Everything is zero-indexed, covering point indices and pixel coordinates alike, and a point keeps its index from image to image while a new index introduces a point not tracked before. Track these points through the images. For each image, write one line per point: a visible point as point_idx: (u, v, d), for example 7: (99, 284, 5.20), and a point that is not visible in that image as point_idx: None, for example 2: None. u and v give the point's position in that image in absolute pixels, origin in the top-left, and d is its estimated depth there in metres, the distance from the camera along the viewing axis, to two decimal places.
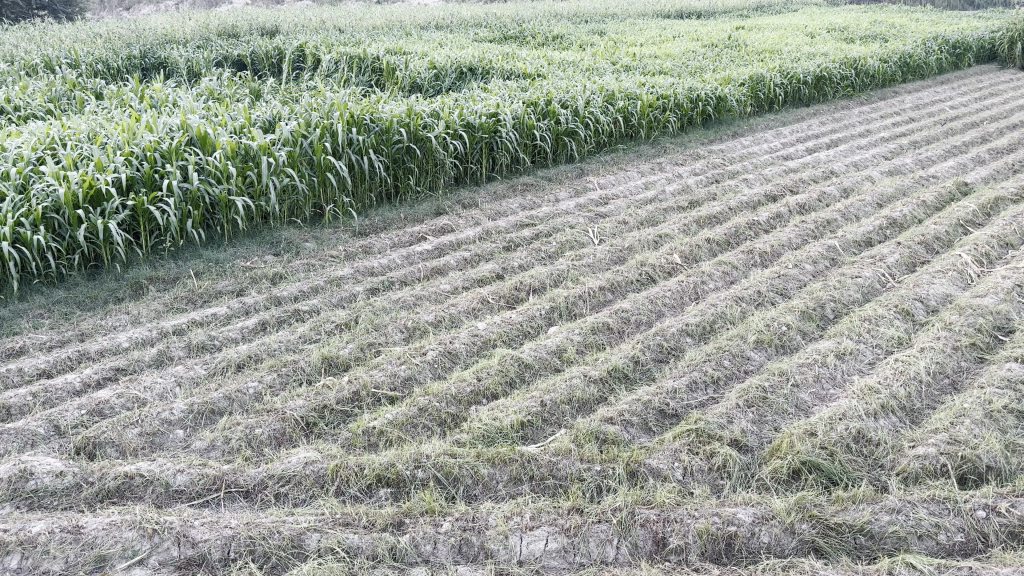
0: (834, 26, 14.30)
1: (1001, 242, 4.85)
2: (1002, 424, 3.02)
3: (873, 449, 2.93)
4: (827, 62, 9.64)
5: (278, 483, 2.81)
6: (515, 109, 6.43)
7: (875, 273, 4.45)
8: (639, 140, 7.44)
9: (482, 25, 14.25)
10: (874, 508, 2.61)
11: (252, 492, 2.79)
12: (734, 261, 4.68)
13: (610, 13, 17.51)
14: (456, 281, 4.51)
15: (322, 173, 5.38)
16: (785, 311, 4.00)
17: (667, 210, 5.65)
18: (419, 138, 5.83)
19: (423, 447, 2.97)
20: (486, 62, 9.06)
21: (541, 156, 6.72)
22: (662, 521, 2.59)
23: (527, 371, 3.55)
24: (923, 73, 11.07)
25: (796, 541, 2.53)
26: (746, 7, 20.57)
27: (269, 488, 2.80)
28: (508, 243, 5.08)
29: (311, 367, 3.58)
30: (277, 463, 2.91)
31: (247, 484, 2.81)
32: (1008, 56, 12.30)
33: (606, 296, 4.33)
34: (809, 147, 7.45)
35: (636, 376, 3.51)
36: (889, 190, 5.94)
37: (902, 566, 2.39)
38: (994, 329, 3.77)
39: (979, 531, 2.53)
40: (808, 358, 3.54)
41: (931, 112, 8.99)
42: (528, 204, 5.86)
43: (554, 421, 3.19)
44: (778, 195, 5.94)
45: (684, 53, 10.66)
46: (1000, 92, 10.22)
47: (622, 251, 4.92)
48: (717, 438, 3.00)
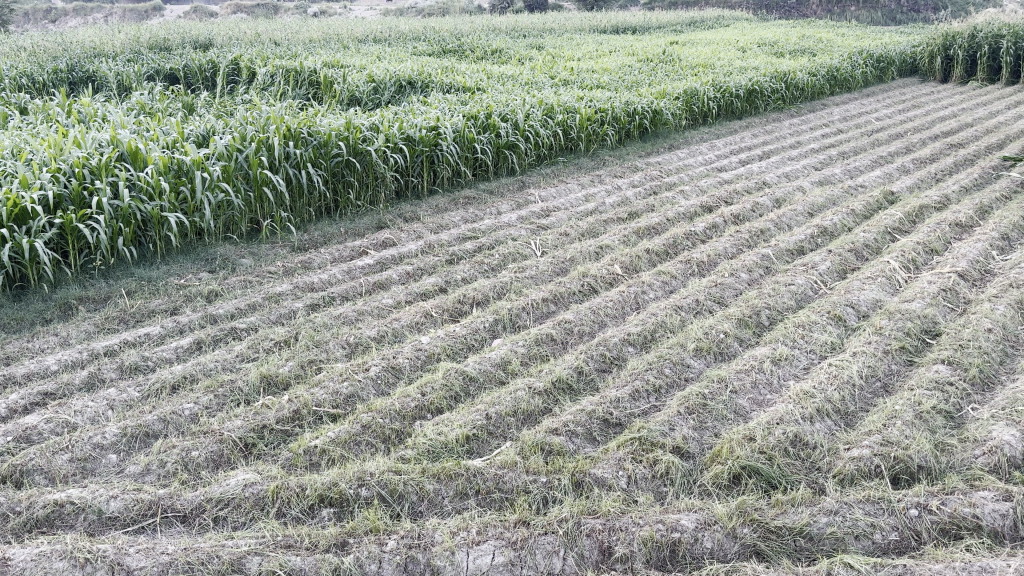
0: (766, 41, 14.70)
1: (927, 248, 5.01)
2: (931, 424, 3.11)
3: (810, 451, 2.99)
4: (759, 76, 9.89)
5: (216, 507, 2.72)
6: (455, 122, 6.42)
7: (808, 281, 4.55)
8: (579, 152, 7.50)
9: (420, 39, 14.22)
10: (813, 510, 2.65)
11: (189, 516, 2.69)
12: (673, 271, 4.74)
13: (547, 28, 17.70)
14: (399, 295, 4.46)
15: (259, 188, 5.27)
16: (723, 318, 4.06)
17: (607, 222, 5.70)
18: (358, 151, 5.77)
19: (366, 465, 2.91)
20: (424, 76, 9.05)
21: (483, 169, 6.72)
22: (608, 530, 2.59)
23: (471, 384, 3.52)
24: (850, 86, 11.45)
25: (738, 545, 2.55)
26: (679, 22, 20.99)
27: (207, 511, 2.70)
28: (450, 257, 5.04)
29: (249, 386, 3.49)
30: (215, 485, 2.81)
31: (184, 508, 2.71)
32: (928, 70, 12.82)
33: (549, 307, 4.33)
34: (742, 158, 7.61)
35: (579, 386, 3.52)
36: (819, 200, 6.10)
37: (840, 566, 2.42)
38: (921, 333, 3.89)
39: (912, 529, 2.58)
40: (745, 365, 3.60)
41: (858, 124, 9.30)
42: (469, 216, 5.84)
43: (499, 434, 3.17)
44: (713, 206, 6.05)
45: (620, 68, 10.81)
46: (922, 104, 10.63)
47: (564, 262, 4.94)
48: (660, 445, 3.02)
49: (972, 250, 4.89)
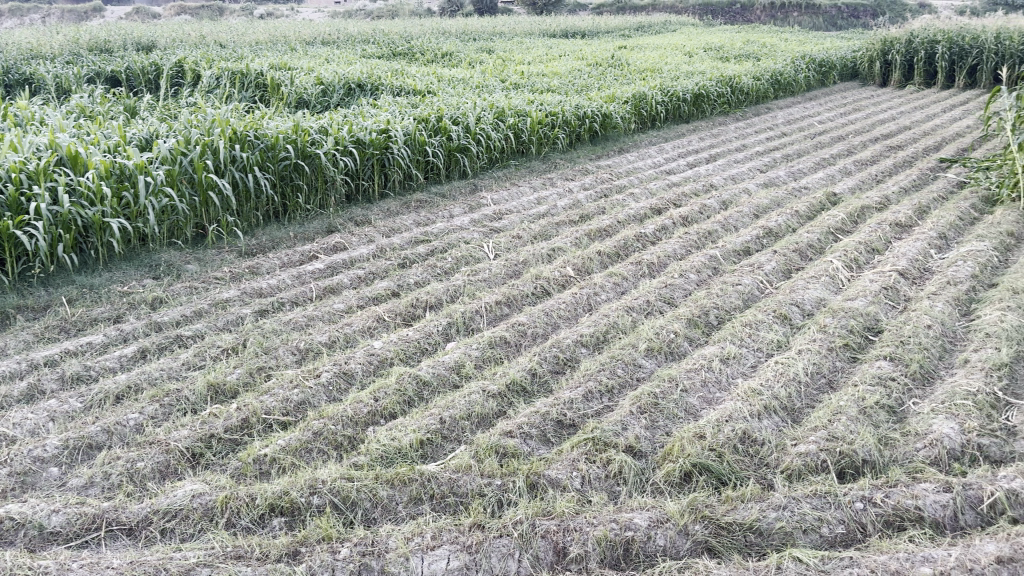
0: (711, 46, 14.93)
1: (868, 248, 5.14)
2: (874, 419, 3.18)
3: (758, 448, 3.04)
4: (705, 80, 10.03)
5: (163, 518, 2.65)
6: (406, 125, 6.37)
7: (754, 281, 4.63)
8: (531, 155, 7.51)
9: (369, 42, 14.09)
10: (762, 506, 2.69)
11: (135, 528, 2.62)
12: (624, 273, 4.78)
13: (497, 31, 17.73)
14: (350, 300, 4.41)
15: (204, 192, 5.14)
16: (673, 318, 4.11)
17: (559, 225, 5.72)
18: (306, 154, 5.69)
19: (318, 472, 2.86)
20: (374, 79, 8.97)
21: (435, 172, 6.68)
22: (562, 531, 2.59)
23: (425, 389, 3.49)
24: (793, 91, 11.71)
25: (689, 542, 2.57)
26: (627, 27, 21.20)
27: (154, 524, 2.63)
28: (402, 260, 5.00)
29: (196, 395, 3.41)
30: (161, 497, 2.74)
31: (130, 520, 2.63)
32: (868, 74, 13.16)
33: (503, 310, 4.33)
34: (690, 162, 7.71)
35: (533, 388, 3.52)
36: (765, 202, 6.21)
37: (789, 560, 2.45)
38: (864, 330, 3.98)
39: (858, 521, 2.63)
40: (695, 364, 3.64)
41: (802, 127, 9.50)
42: (421, 220, 5.81)
43: (454, 438, 3.15)
44: (663, 209, 6.11)
45: (570, 71, 10.87)
46: (863, 107, 10.91)
47: (517, 265, 4.94)
48: (613, 445, 3.04)
49: (911, 249, 5.03)
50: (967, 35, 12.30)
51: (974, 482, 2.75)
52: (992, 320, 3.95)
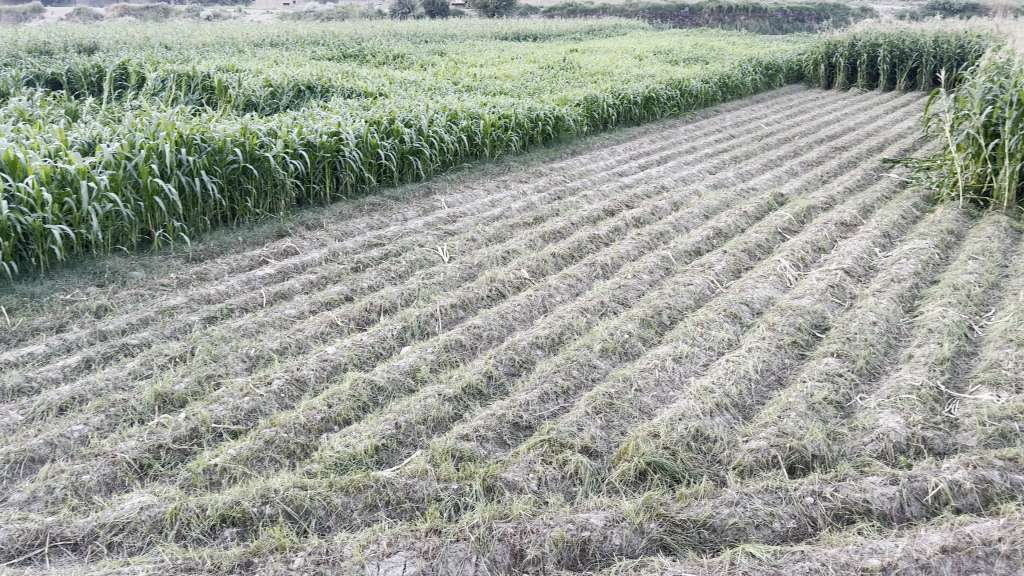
0: (660, 49, 15.10)
1: (815, 247, 5.24)
2: (822, 414, 3.24)
3: (711, 445, 3.06)
4: (655, 83, 10.13)
5: (110, 532, 2.56)
6: (357, 128, 6.30)
7: (705, 281, 4.68)
8: (484, 158, 7.49)
9: (318, 43, 13.92)
10: (716, 502, 2.71)
11: (81, 543, 2.53)
12: (578, 274, 4.79)
13: (448, 34, 17.69)
14: (301, 305, 4.34)
15: (150, 197, 5.01)
16: (627, 319, 4.13)
17: (513, 227, 5.71)
18: (255, 158, 5.59)
19: (270, 481, 2.80)
20: (324, 81, 8.87)
21: (387, 175, 6.62)
22: (519, 534, 2.57)
23: (380, 394, 3.45)
24: (740, 93, 11.89)
25: (645, 540, 2.58)
26: (578, 30, 21.34)
27: (100, 538, 2.54)
28: (355, 264, 4.94)
29: (143, 405, 3.31)
30: (108, 510, 2.65)
31: (75, 535, 2.54)
32: (813, 76, 13.44)
33: (458, 313, 4.30)
34: (641, 164, 7.77)
35: (489, 391, 3.50)
36: (715, 203, 6.29)
37: (743, 555, 2.47)
38: (811, 327, 4.05)
39: (808, 516, 2.67)
40: (649, 364, 3.66)
41: (749, 129, 9.65)
42: (374, 223, 5.75)
43: (409, 443, 3.11)
44: (616, 210, 6.14)
45: (522, 74, 10.89)
46: (808, 109, 11.14)
47: (471, 268, 4.91)
48: (569, 446, 3.03)
49: (856, 248, 5.14)
50: (906, 38, 12.63)
51: (919, 475, 2.80)
52: (934, 316, 4.06)
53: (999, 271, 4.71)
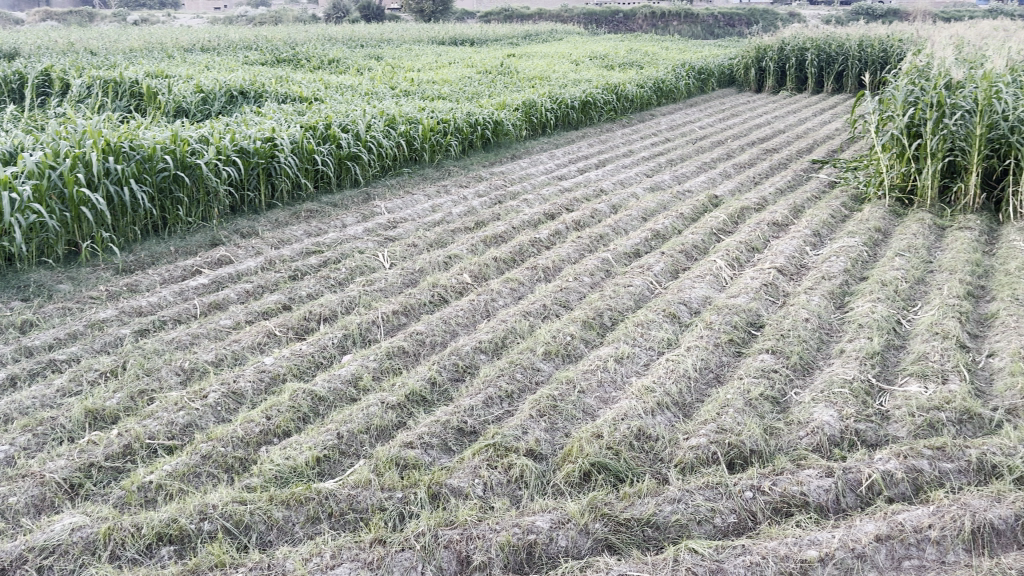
0: (596, 54, 15.25)
1: (749, 247, 5.35)
2: (759, 410, 3.30)
3: (653, 444, 3.09)
4: (592, 87, 10.22)
5: (39, 556, 2.45)
6: (292, 133, 6.19)
7: (645, 282, 4.73)
8: (424, 163, 7.45)
9: (251, 48, 13.66)
10: (659, 500, 2.74)
11: (8, 569, 2.41)
12: (520, 278, 4.80)
13: (384, 38, 17.56)
14: (238, 315, 4.24)
15: (76, 208, 4.83)
16: (569, 321, 4.15)
17: (454, 232, 5.69)
18: (187, 165, 5.44)
19: (208, 496, 2.72)
20: (258, 86, 8.70)
21: (324, 181, 6.53)
22: (465, 540, 2.55)
23: (321, 404, 3.39)
24: (674, 97, 12.10)
25: (590, 541, 2.59)
26: (514, 35, 21.42)
27: (28, 562, 2.43)
28: (293, 272, 4.86)
29: (73, 423, 3.18)
30: (37, 533, 2.54)
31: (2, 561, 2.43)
32: (744, 80, 13.75)
33: (400, 320, 4.26)
34: (580, 167, 7.83)
35: (433, 398, 3.47)
36: (652, 205, 6.38)
37: (685, 551, 2.50)
38: (747, 325, 4.14)
39: (748, 510, 2.71)
40: (591, 365, 3.68)
41: (684, 132, 9.83)
42: (312, 230, 5.66)
43: (352, 452, 3.06)
44: (556, 214, 6.17)
45: (460, 79, 10.87)
46: (739, 113, 11.39)
47: (412, 274, 4.87)
48: (514, 450, 3.02)
49: (789, 247, 5.27)
50: (832, 42, 13.03)
51: (853, 466, 2.88)
52: (864, 311, 4.18)
53: (924, 267, 4.88)
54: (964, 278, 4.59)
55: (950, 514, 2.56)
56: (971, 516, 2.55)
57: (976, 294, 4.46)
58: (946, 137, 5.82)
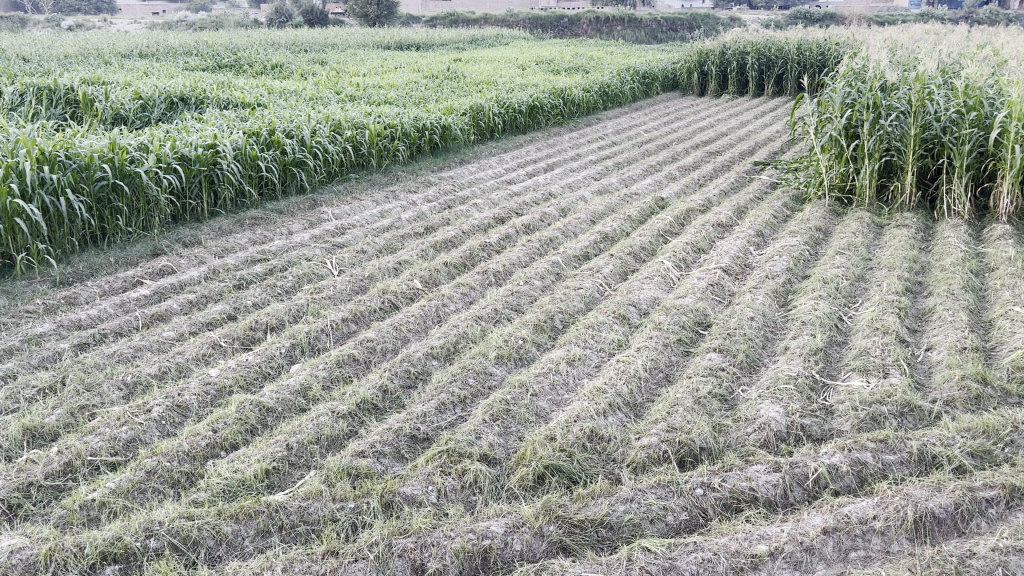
0: (542, 58, 15.34)
1: (695, 248, 5.43)
2: (708, 408, 3.35)
3: (605, 444, 3.11)
4: (539, 92, 10.26)
5: None
6: (235, 140, 6.08)
7: (595, 284, 4.77)
8: (371, 168, 7.39)
9: (191, 54, 13.39)
10: (612, 500, 2.75)
11: None
12: (471, 282, 4.79)
13: (329, 43, 17.38)
14: (181, 326, 4.14)
15: (10, 219, 4.66)
16: (520, 325, 4.15)
17: (404, 237, 5.65)
18: (125, 173, 5.30)
19: (154, 513, 2.66)
20: (199, 92, 8.54)
21: (269, 188, 6.43)
22: (419, 548, 2.53)
23: (269, 415, 3.33)
24: (620, 101, 12.23)
25: (545, 544, 2.59)
26: (460, 40, 21.39)
27: None
28: (238, 282, 4.77)
29: (10, 441, 3.07)
30: None
31: None
32: (687, 84, 13.97)
33: (349, 327, 4.21)
34: (529, 171, 7.86)
35: (384, 405, 3.44)
36: (600, 208, 6.43)
37: (639, 551, 2.52)
38: (695, 325, 4.19)
39: (699, 507, 2.75)
40: (543, 368, 3.69)
41: (630, 136, 9.94)
42: (257, 238, 5.57)
43: (302, 463, 3.02)
44: (506, 218, 6.18)
45: (406, 83, 10.81)
46: (683, 116, 11.57)
47: (361, 280, 4.83)
48: (467, 455, 3.01)
49: (733, 247, 5.36)
50: (772, 46, 13.33)
51: (800, 461, 2.94)
52: (807, 309, 4.28)
53: (863, 264, 5.01)
54: (902, 275, 4.73)
55: (893, 505, 2.63)
56: (913, 506, 2.62)
57: (913, 290, 4.59)
58: (882, 138, 5.98)
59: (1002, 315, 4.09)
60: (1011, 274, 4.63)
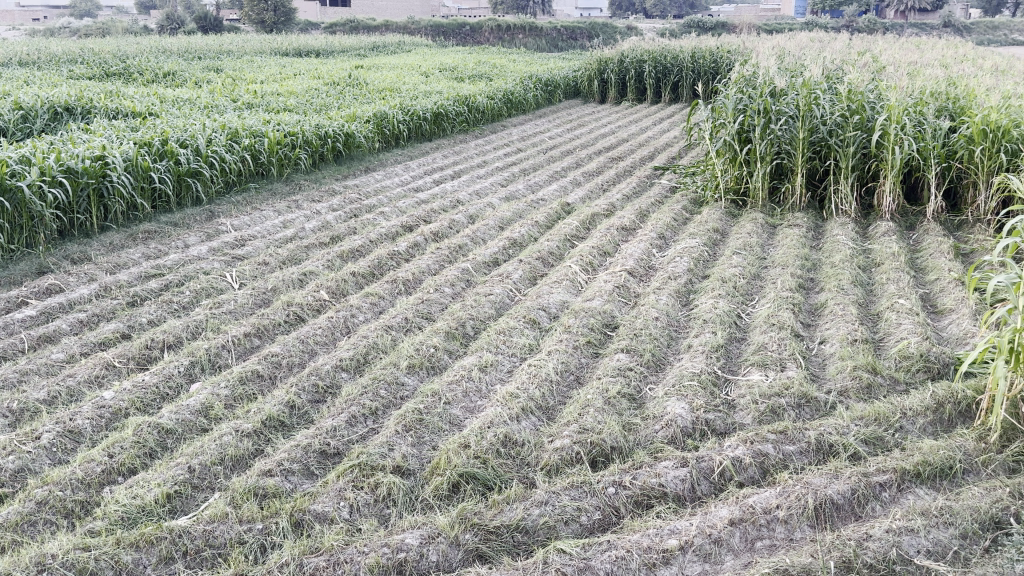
0: (445, 66, 15.32)
1: (601, 251, 5.52)
2: (618, 407, 3.40)
3: (519, 449, 3.12)
4: (442, 99, 10.23)
5: None
6: (125, 151, 5.82)
7: (504, 290, 4.79)
8: (272, 177, 7.20)
9: (75, 62, 12.76)
10: (526, 505, 2.76)
11: None
12: (380, 292, 4.72)
13: (224, 50, 16.88)
14: (72, 348, 3.93)
15: None
16: (431, 333, 4.12)
17: (308, 248, 5.53)
18: (6, 188, 4.98)
19: (47, 546, 2.51)
20: (85, 102, 8.16)
21: (163, 200, 6.18)
22: (332, 566, 2.47)
23: (168, 438, 3.18)
24: (524, 109, 12.34)
25: (461, 552, 2.57)
26: (362, 47, 21.14)
27: None
28: (132, 298, 4.56)
29: None
30: None
31: None
32: (588, 92, 14.22)
33: (252, 342, 4.08)
34: (435, 178, 7.82)
35: (292, 421, 3.34)
36: (507, 214, 6.46)
37: (554, 553, 2.52)
38: (603, 327, 4.26)
39: (612, 505, 2.79)
40: (455, 375, 3.67)
41: (534, 142, 10.03)
42: (151, 252, 5.33)
43: (206, 486, 2.90)
44: (413, 226, 6.13)
45: (307, 91, 10.60)
46: (586, 123, 11.77)
47: (265, 293, 4.70)
48: (380, 468, 2.96)
49: (637, 249, 5.48)
50: (667, 55, 13.72)
51: (706, 455, 3.02)
52: (708, 307, 4.41)
53: (759, 263, 5.21)
54: (795, 272, 4.93)
55: (795, 494, 2.73)
56: (813, 494, 2.73)
57: (806, 286, 4.80)
58: (772, 142, 6.23)
59: (889, 308, 4.32)
60: (895, 269, 4.90)
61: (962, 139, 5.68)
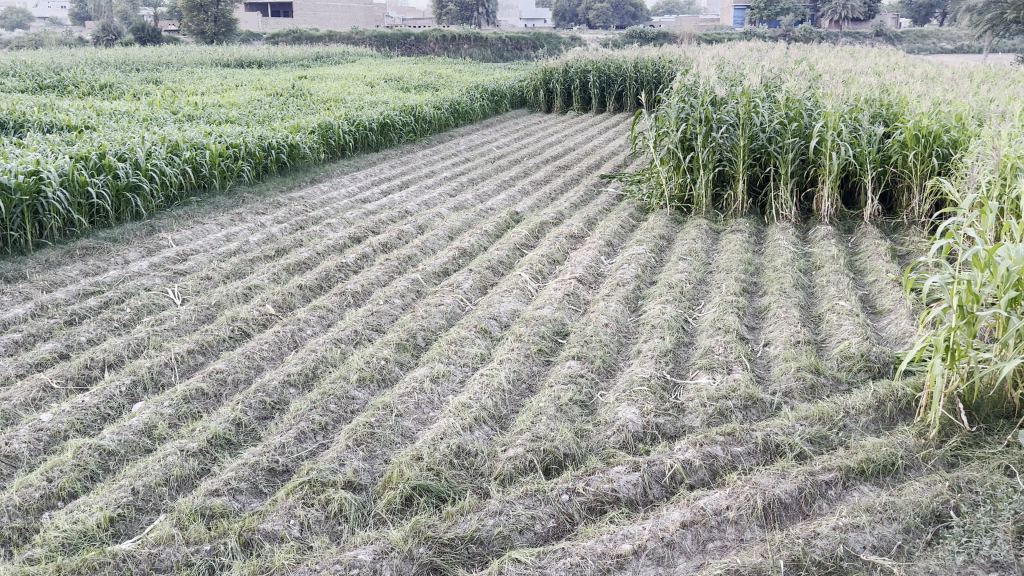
0: (391, 76, 15.27)
1: (550, 259, 5.55)
2: (570, 415, 3.42)
3: (472, 459, 3.11)
4: (389, 109, 10.18)
5: None
6: (61, 165, 5.65)
7: (455, 299, 4.78)
8: (214, 190, 7.08)
9: (7, 74, 12.36)
10: (480, 515, 2.75)
11: None
12: (328, 304, 4.67)
13: (162, 61, 16.51)
14: (7, 370, 3.80)
15: None
16: (381, 345, 4.09)
17: (253, 261, 5.44)
18: None
19: None
20: (17, 116, 7.91)
21: (101, 216, 6.02)
22: None
23: (110, 459, 3.10)
24: (471, 118, 12.36)
25: (415, 566, 2.54)
26: (305, 57, 20.92)
27: None
28: (70, 317, 4.43)
29: None
30: None
31: None
32: (534, 101, 14.30)
33: (197, 359, 4.00)
34: (383, 189, 7.77)
35: (239, 439, 3.28)
36: (456, 224, 6.45)
37: (509, 563, 2.52)
38: (554, 334, 4.28)
39: (565, 513, 2.80)
40: (407, 388, 3.64)
41: (482, 152, 10.05)
42: (89, 269, 5.19)
43: (150, 508, 2.82)
44: (362, 237, 6.08)
45: (249, 102, 10.45)
46: (533, 132, 11.84)
47: (209, 308, 4.60)
48: (331, 484, 2.92)
49: (585, 257, 5.53)
50: (611, 65, 13.88)
51: (657, 459, 3.05)
52: (656, 312, 4.47)
53: (705, 268, 5.30)
54: (739, 277, 5.02)
55: (744, 494, 2.77)
56: (762, 493, 2.77)
57: (749, 290, 4.90)
58: (714, 149, 6.34)
59: (830, 309, 4.44)
60: (835, 271, 5.03)
61: (896, 144, 5.86)
